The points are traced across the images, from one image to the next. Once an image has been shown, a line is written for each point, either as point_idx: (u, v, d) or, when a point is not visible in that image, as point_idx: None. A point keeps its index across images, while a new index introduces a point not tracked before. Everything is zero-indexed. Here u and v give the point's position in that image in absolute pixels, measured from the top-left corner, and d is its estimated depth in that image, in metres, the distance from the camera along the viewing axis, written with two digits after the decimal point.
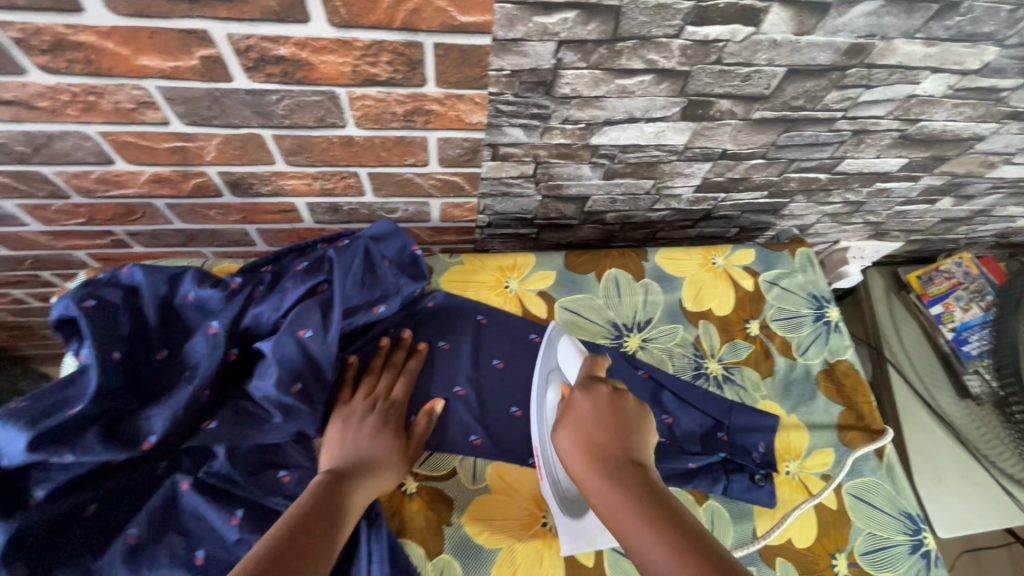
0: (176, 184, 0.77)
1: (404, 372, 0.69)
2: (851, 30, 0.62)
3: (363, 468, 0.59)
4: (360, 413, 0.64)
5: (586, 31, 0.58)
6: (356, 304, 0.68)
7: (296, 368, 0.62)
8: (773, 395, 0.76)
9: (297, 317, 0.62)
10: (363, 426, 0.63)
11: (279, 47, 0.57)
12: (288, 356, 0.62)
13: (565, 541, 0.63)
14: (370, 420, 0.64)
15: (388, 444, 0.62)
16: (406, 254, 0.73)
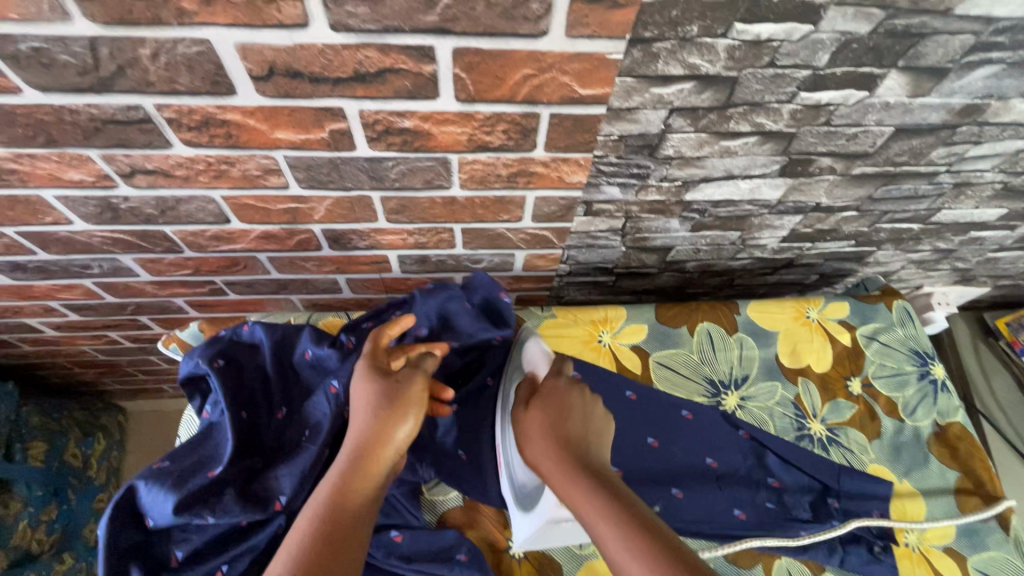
0: (281, 240, 0.81)
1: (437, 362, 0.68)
2: (968, 91, 0.61)
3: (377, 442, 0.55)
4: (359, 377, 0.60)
5: (699, 100, 0.59)
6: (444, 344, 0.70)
7: None
8: (883, 459, 0.73)
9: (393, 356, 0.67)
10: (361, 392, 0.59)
11: (404, 120, 0.59)
12: None
13: (521, 534, 0.65)
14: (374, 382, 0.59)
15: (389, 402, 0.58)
16: (495, 305, 0.74)
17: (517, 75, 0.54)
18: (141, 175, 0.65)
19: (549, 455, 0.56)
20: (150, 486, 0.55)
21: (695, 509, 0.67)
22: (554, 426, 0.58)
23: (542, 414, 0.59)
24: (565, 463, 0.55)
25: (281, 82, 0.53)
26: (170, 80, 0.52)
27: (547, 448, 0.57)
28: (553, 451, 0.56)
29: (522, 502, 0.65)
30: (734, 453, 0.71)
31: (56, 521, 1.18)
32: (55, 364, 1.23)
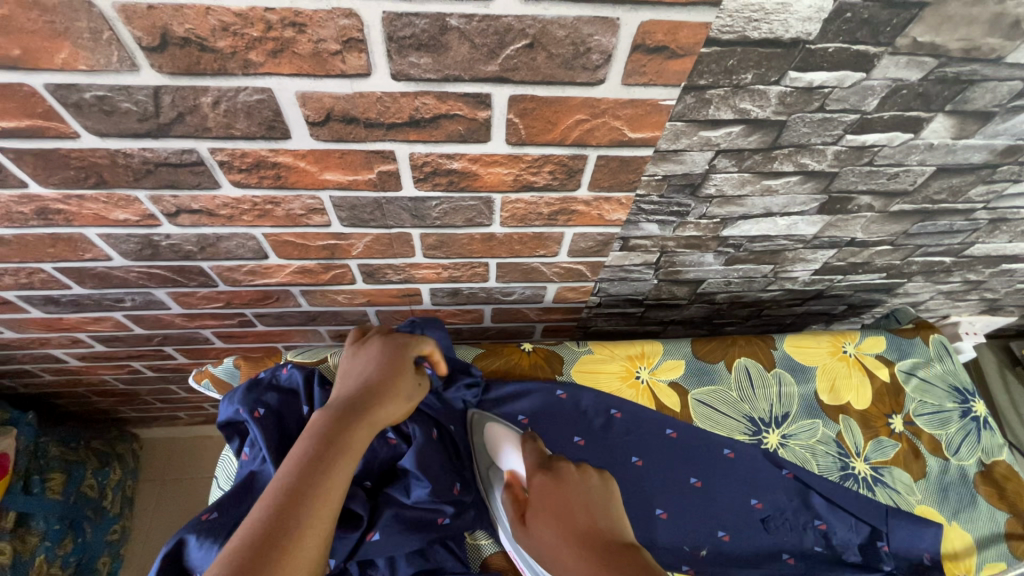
0: (316, 274, 0.81)
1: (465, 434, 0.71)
2: (1012, 133, 0.61)
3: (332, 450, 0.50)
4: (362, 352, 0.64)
5: (746, 142, 0.60)
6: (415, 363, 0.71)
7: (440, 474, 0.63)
8: (930, 499, 0.72)
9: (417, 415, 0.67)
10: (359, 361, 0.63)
11: (453, 161, 0.60)
12: (428, 461, 0.62)
13: None
14: (373, 354, 0.64)
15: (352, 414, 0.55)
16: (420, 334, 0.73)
17: (569, 120, 0.55)
18: (185, 215, 0.65)
19: (570, 546, 0.52)
20: (201, 542, 0.50)
21: (743, 553, 0.66)
22: (567, 513, 0.54)
23: (541, 496, 0.56)
24: (596, 559, 0.50)
25: (336, 126, 0.54)
26: (227, 126, 0.53)
27: (560, 543, 0.53)
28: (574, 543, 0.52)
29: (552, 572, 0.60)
30: (781, 494, 0.70)
31: (71, 554, 1.17)
32: (74, 392, 1.22)
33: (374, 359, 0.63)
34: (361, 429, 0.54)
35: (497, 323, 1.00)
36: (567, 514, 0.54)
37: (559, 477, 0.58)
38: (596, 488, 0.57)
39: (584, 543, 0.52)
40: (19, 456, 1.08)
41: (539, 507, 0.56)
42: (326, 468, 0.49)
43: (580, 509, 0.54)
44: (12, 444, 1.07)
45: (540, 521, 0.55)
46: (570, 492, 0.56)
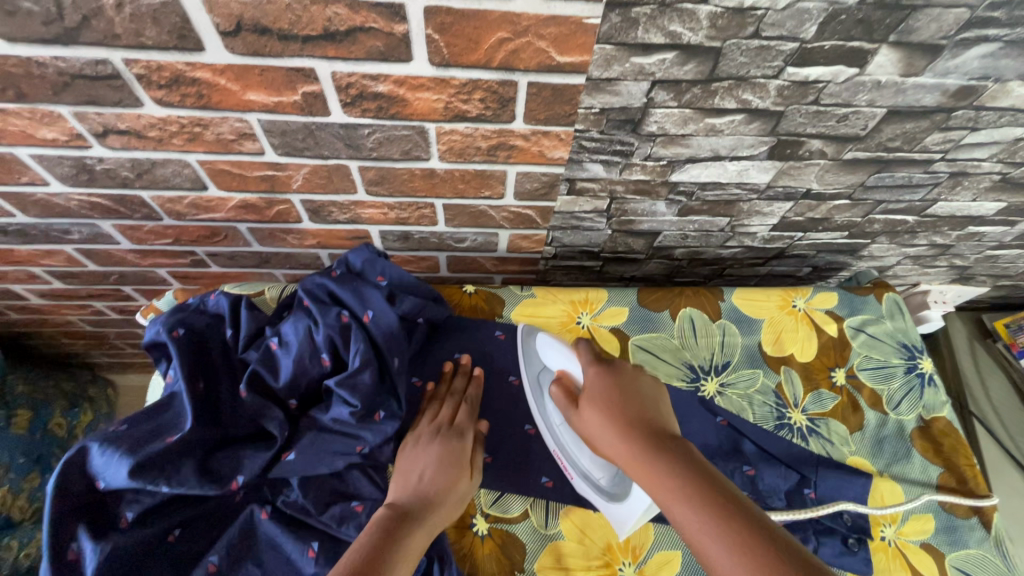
0: (260, 210, 0.80)
1: (464, 398, 0.67)
2: (963, 72, 0.59)
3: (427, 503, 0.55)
4: (425, 439, 0.62)
5: (682, 72, 0.58)
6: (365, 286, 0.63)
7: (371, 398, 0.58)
8: (863, 451, 0.71)
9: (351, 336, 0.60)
10: (428, 450, 0.60)
11: (378, 84, 0.58)
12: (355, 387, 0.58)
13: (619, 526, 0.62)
14: (434, 445, 0.61)
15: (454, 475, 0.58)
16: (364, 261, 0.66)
17: (492, 39, 0.53)
18: (114, 135, 0.64)
19: (619, 429, 0.54)
20: (103, 450, 0.51)
21: None
22: (620, 408, 0.56)
23: (598, 391, 0.58)
24: (645, 444, 0.52)
25: (249, 38, 0.52)
26: (136, 33, 0.51)
27: (617, 430, 0.55)
28: (627, 432, 0.54)
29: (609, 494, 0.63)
30: (711, 438, 0.69)
31: (39, 489, 1.18)
32: (43, 333, 1.23)
33: (443, 451, 0.60)
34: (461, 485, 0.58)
35: (454, 273, 1.00)
36: (623, 406, 0.56)
37: (618, 373, 0.60)
38: (652, 389, 0.59)
39: (638, 430, 0.54)
40: None
41: (594, 397, 0.58)
42: (399, 537, 0.50)
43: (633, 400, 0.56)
44: None
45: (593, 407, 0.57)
46: (627, 387, 0.59)
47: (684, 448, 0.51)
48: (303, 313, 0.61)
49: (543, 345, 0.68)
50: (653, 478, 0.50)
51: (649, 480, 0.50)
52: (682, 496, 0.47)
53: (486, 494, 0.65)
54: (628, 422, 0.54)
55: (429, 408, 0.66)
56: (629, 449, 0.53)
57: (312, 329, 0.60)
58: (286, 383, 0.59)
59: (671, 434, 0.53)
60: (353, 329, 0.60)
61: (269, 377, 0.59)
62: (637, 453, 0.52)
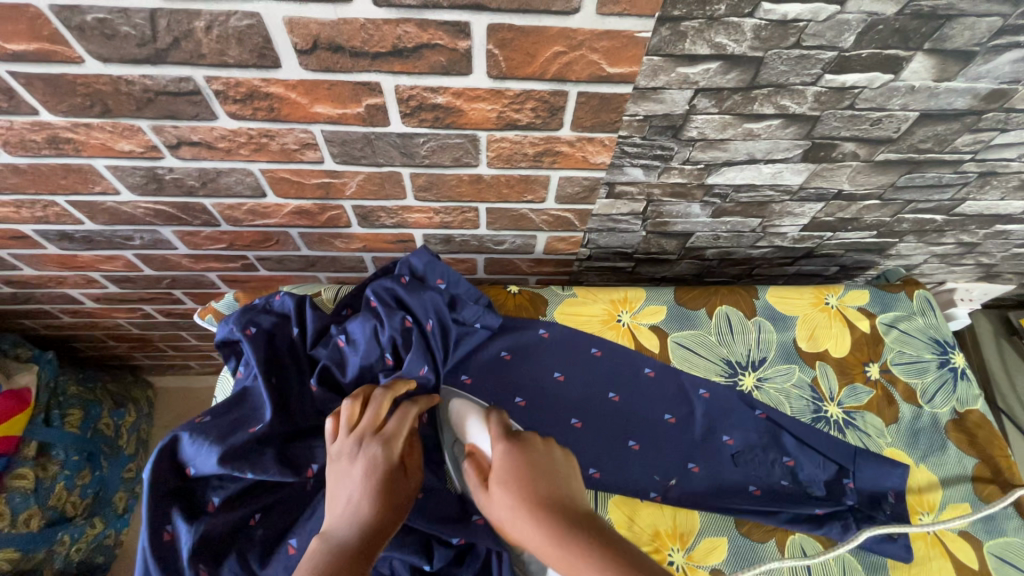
0: (313, 216, 0.84)
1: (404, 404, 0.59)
2: (995, 76, 0.61)
3: (368, 535, 0.49)
4: (345, 456, 0.53)
5: (725, 80, 0.61)
6: (429, 294, 0.67)
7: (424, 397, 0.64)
8: (899, 443, 0.73)
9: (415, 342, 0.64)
10: (351, 471, 0.52)
11: (437, 96, 0.62)
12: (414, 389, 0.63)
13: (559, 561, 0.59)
14: (358, 465, 0.53)
15: (385, 496, 0.52)
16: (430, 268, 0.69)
17: (547, 52, 0.57)
18: (186, 147, 0.69)
19: (530, 512, 0.50)
20: (192, 439, 0.55)
21: (709, 483, 0.69)
22: (528, 481, 0.52)
23: (500, 467, 0.54)
24: (553, 528, 0.49)
25: (324, 55, 0.56)
26: (220, 53, 0.56)
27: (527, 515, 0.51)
28: (537, 511, 0.50)
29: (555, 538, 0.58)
30: (752, 430, 0.72)
31: (90, 485, 1.23)
32: (92, 336, 1.28)
33: (367, 472, 0.52)
34: (398, 507, 0.52)
35: (490, 274, 1.03)
36: (527, 480, 0.53)
37: (526, 446, 0.55)
38: (561, 462, 0.55)
39: (546, 510, 0.50)
40: (40, 391, 1.15)
41: (500, 479, 0.54)
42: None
43: (544, 478, 0.53)
44: (34, 379, 1.14)
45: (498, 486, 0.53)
46: (533, 457, 0.55)
47: (593, 524, 0.49)
48: (369, 314, 0.65)
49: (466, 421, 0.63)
50: (572, 569, 0.47)
51: (568, 570, 0.47)
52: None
53: None
54: (536, 501, 0.51)
55: (349, 407, 0.57)
56: (538, 535, 0.50)
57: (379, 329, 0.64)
58: (352, 379, 0.63)
59: (574, 507, 0.51)
60: (414, 333, 0.64)
61: (337, 372, 0.63)
62: (551, 546, 0.48)
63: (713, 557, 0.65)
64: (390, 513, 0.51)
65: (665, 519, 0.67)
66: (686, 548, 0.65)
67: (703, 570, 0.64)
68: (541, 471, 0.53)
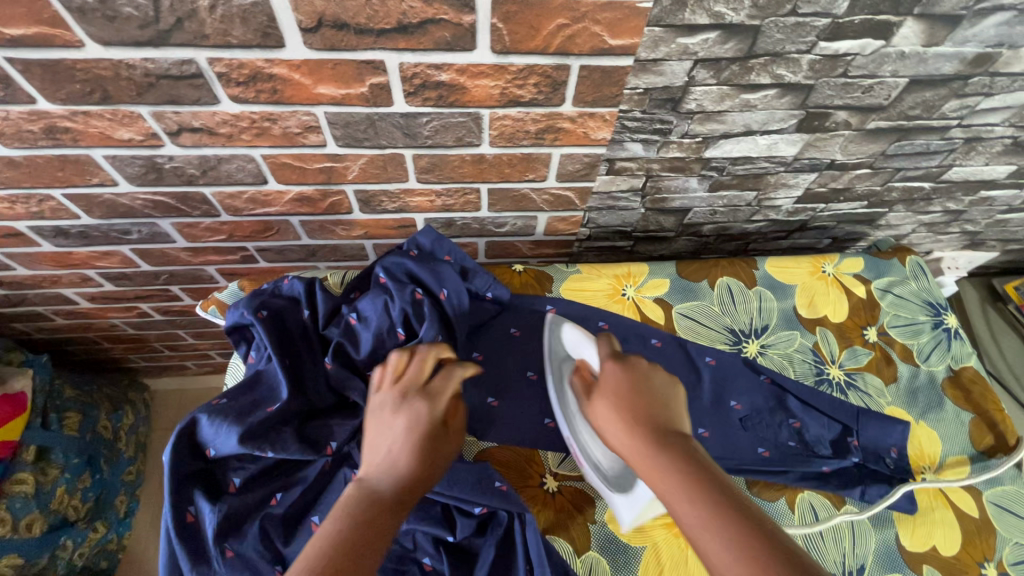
0: (314, 202, 0.84)
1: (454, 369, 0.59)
2: (981, 40, 0.64)
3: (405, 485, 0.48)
4: (389, 405, 0.54)
5: (723, 50, 0.62)
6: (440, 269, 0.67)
7: None
8: (900, 401, 0.75)
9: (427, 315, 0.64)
10: (393, 423, 0.52)
11: (441, 73, 0.62)
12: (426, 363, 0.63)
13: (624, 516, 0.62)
14: (405, 411, 0.53)
15: (426, 449, 0.51)
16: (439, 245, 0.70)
17: (551, 25, 0.57)
18: (187, 133, 0.68)
19: (630, 427, 0.53)
20: (211, 421, 0.55)
21: (720, 446, 0.70)
22: (625, 395, 0.56)
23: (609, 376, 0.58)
24: (643, 437, 0.52)
25: (328, 33, 0.56)
26: (224, 33, 0.56)
27: (622, 425, 0.54)
28: (636, 428, 0.53)
29: (614, 484, 0.63)
30: (757, 394, 0.74)
31: (91, 489, 1.22)
32: (86, 338, 1.26)
33: (411, 421, 0.52)
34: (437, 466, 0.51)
35: (491, 258, 1.04)
36: (627, 397, 0.56)
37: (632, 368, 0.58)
38: (665, 385, 0.57)
39: (641, 424, 0.53)
40: (36, 395, 1.13)
41: (607, 387, 0.58)
42: (371, 524, 0.44)
43: (643, 398, 0.55)
44: (29, 383, 1.12)
45: (604, 399, 0.57)
46: (641, 383, 0.57)
47: (682, 440, 0.51)
48: (380, 290, 0.65)
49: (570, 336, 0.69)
50: (662, 480, 0.49)
51: (654, 478, 0.49)
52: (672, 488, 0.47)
53: (552, 455, 0.69)
54: (631, 415, 0.54)
55: (395, 361, 0.58)
56: (631, 440, 0.53)
57: (390, 304, 0.64)
58: (365, 354, 0.62)
59: (673, 429, 0.53)
60: (426, 306, 0.64)
61: (350, 348, 0.63)
62: (637, 447, 0.52)
63: None
64: (428, 466, 0.50)
65: None
66: None
67: None
68: (645, 391, 0.56)
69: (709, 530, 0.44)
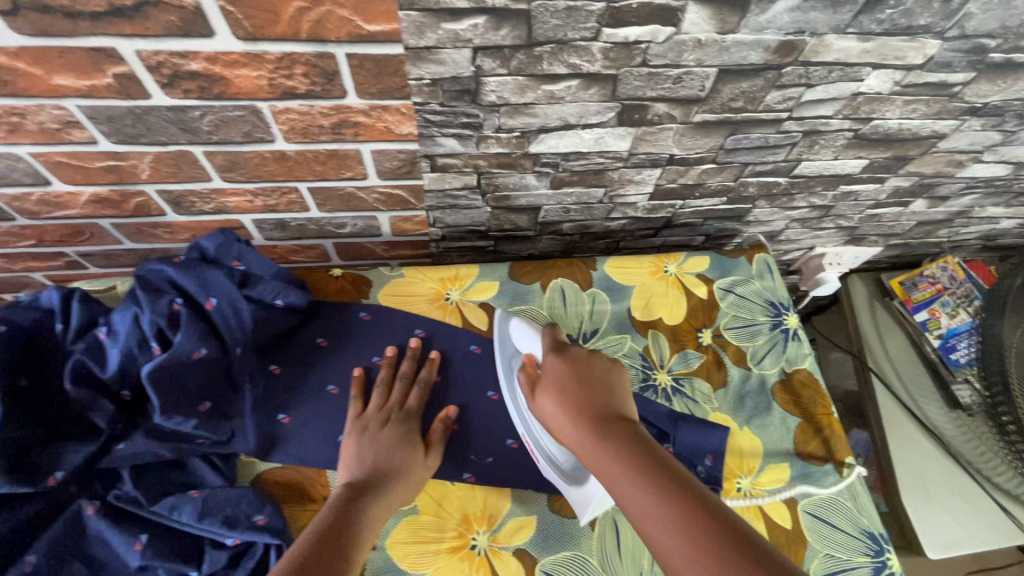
0: (117, 204, 0.77)
1: (416, 382, 0.68)
2: (777, 27, 0.60)
3: (383, 482, 0.58)
4: (375, 426, 0.63)
5: (500, 37, 0.57)
6: (211, 276, 0.61)
7: (199, 387, 0.59)
8: (725, 407, 0.72)
9: (187, 329, 0.58)
10: (379, 436, 0.62)
11: (190, 62, 0.57)
12: (183, 380, 0.57)
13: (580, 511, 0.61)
14: (385, 432, 0.62)
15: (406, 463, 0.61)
16: (225, 248, 0.64)
17: (290, 8, 0.52)
18: None
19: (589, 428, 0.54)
20: None
21: (525, 461, 0.67)
22: (571, 391, 0.58)
23: (552, 377, 0.60)
24: (593, 431, 0.54)
25: (32, 17, 0.50)
26: None
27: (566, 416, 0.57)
28: (578, 421, 0.55)
29: (571, 478, 0.62)
30: None
31: None
32: None
33: (395, 441, 0.62)
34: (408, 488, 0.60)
35: (346, 260, 0.99)
36: (576, 390, 0.58)
37: (575, 360, 0.61)
38: (610, 371, 0.61)
39: (584, 417, 0.56)
40: None
41: (552, 382, 0.60)
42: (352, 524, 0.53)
43: (588, 391, 0.58)
44: None
45: (550, 397, 0.59)
46: (584, 372, 0.60)
47: (630, 429, 0.54)
48: (134, 301, 0.59)
49: (515, 331, 0.68)
50: (610, 474, 0.51)
51: (598, 468, 0.52)
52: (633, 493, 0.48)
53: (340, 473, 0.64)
54: (576, 407, 0.57)
55: (356, 391, 0.66)
56: (580, 437, 0.55)
57: (140, 315, 0.57)
58: (113, 374, 0.57)
59: (617, 418, 0.55)
60: (184, 315, 0.58)
61: (95, 367, 0.57)
62: (588, 439, 0.54)
63: (518, 537, 0.62)
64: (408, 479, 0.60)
65: (475, 502, 0.64)
66: (490, 529, 0.62)
67: (505, 551, 0.61)
68: (585, 386, 0.58)
69: (657, 518, 0.46)
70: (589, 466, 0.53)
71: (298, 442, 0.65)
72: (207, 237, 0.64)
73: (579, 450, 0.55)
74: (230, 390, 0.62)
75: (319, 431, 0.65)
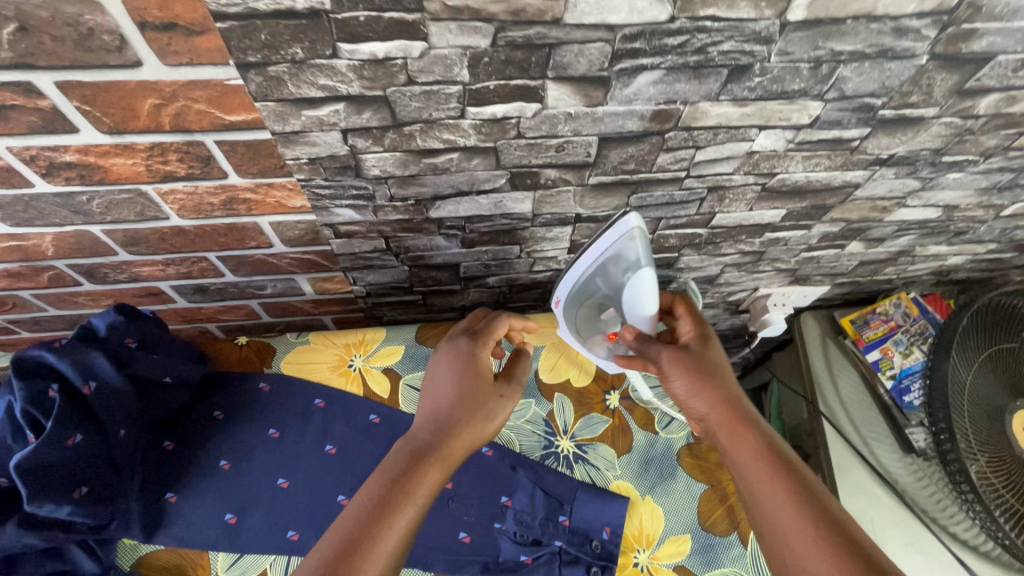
0: (31, 277, 0.79)
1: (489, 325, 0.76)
2: (645, 98, 0.60)
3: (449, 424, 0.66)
4: (450, 361, 0.72)
5: (364, 120, 0.58)
6: (91, 359, 0.63)
7: (74, 474, 0.60)
8: (627, 475, 0.77)
9: (59, 417, 0.59)
10: (452, 372, 0.71)
11: (63, 154, 0.58)
12: (54, 468, 0.58)
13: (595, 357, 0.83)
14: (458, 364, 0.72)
15: (473, 399, 0.69)
16: (111, 328, 0.66)
17: (146, 105, 0.53)
18: None
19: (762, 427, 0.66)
20: None
21: None
22: (708, 363, 0.71)
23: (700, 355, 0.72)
24: (747, 425, 0.65)
25: None
26: None
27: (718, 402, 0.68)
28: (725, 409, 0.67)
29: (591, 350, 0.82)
30: (476, 472, 0.75)
31: None
32: None
33: (463, 379, 0.70)
34: (474, 425, 0.67)
35: (276, 317, 0.99)
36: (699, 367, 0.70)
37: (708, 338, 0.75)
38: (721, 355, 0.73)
39: (735, 406, 0.67)
40: None
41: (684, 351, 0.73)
42: (414, 475, 0.60)
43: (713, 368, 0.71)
44: None
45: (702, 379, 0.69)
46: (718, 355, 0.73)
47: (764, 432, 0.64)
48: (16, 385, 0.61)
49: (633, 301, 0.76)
50: (759, 470, 0.61)
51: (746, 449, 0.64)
52: (782, 494, 0.59)
53: (224, 556, 0.67)
54: (720, 390, 0.69)
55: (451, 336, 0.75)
56: (730, 421, 0.66)
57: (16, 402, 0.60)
58: None
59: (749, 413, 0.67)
60: (57, 402, 0.60)
61: None
62: (742, 426, 0.65)
63: None
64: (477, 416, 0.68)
65: None
66: None
67: None
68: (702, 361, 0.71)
69: (797, 524, 0.56)
70: (733, 444, 0.65)
71: (184, 522, 0.68)
72: (96, 315, 0.66)
73: (739, 443, 0.64)
74: (110, 474, 0.63)
75: (208, 510, 0.69)
